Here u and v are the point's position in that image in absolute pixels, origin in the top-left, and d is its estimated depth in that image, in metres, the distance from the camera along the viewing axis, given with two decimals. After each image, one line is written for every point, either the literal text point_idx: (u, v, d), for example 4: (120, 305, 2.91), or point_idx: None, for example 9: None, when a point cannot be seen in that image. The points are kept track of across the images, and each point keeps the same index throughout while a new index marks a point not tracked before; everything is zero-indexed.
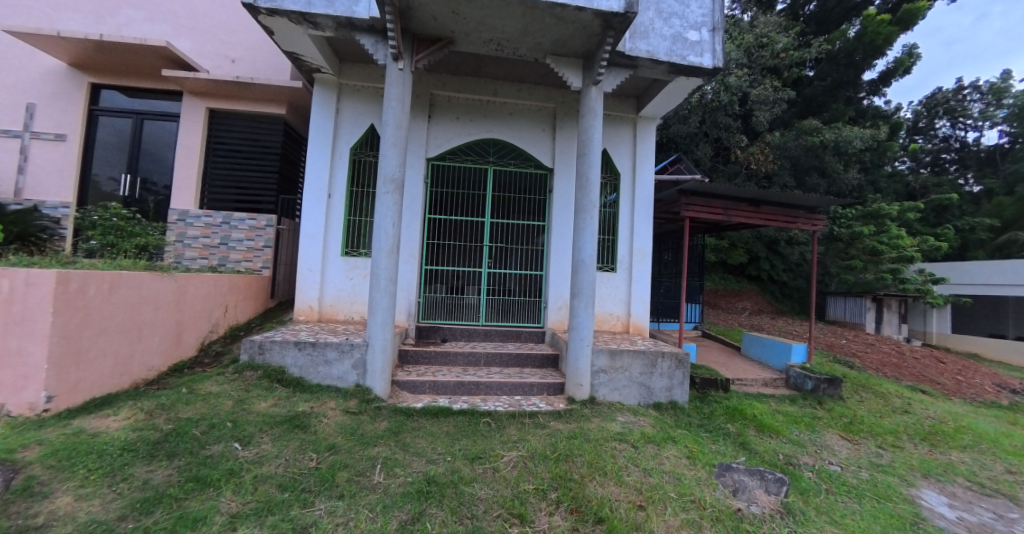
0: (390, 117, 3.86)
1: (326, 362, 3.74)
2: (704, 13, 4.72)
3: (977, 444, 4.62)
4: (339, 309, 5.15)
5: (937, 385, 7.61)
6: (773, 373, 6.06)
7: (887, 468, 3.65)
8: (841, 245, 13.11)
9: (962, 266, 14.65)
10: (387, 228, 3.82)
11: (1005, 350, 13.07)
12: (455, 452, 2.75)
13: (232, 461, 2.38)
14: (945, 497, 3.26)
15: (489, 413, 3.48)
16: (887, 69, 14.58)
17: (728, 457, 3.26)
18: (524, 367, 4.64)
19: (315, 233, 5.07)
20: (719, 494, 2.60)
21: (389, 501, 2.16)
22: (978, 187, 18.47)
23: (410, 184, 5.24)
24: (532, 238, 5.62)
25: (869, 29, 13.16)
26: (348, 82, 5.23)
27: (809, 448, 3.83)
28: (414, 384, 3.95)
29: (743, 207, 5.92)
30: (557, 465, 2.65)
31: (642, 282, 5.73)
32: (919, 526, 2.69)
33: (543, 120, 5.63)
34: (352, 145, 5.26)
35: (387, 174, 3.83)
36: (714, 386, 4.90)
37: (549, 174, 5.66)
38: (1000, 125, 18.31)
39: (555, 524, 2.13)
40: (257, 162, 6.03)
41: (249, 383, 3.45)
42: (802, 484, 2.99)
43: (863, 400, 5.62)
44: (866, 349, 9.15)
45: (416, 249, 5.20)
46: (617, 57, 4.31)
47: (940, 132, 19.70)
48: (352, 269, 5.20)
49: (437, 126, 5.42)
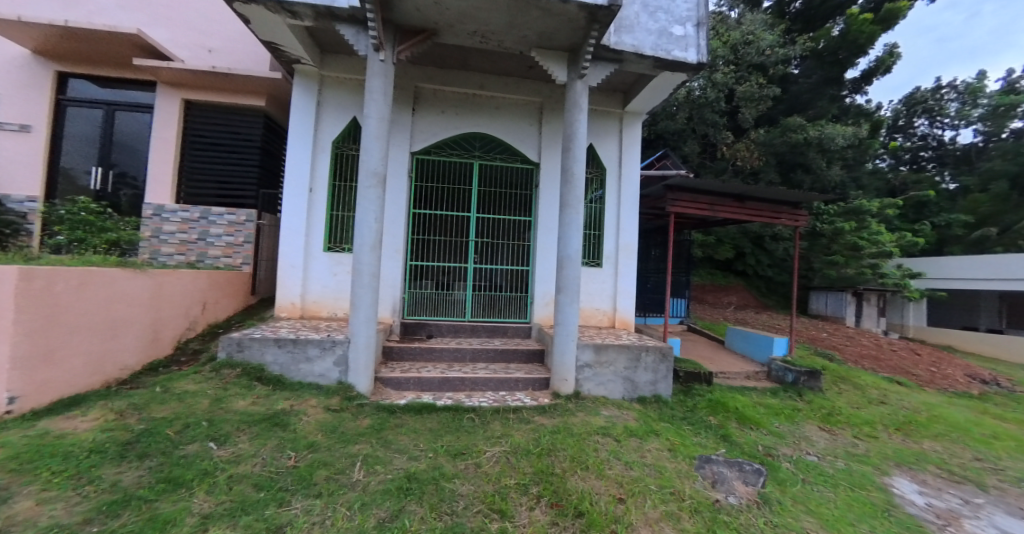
0: (372, 110, 3.79)
1: (308, 359, 3.68)
2: (690, 8, 4.73)
3: (949, 433, 4.78)
4: (323, 306, 5.07)
5: (912, 377, 7.85)
6: (756, 366, 6.17)
7: (863, 457, 3.75)
8: (824, 241, 13.16)
9: (938, 262, 15.15)
10: (370, 222, 3.75)
11: (978, 342, 13.50)
12: (438, 449, 2.73)
13: (207, 461, 2.32)
14: (916, 485, 3.35)
15: (473, 409, 3.48)
16: (868, 68, 14.84)
17: (709, 449, 3.31)
18: (510, 362, 4.64)
19: (297, 228, 4.97)
20: (699, 486, 2.63)
21: (368, 499, 2.12)
22: (954, 185, 18.92)
23: (394, 178, 5.16)
24: (519, 233, 5.59)
25: (853, 28, 13.23)
26: (331, 73, 5.11)
27: (789, 439, 3.91)
28: (398, 381, 3.91)
29: (729, 203, 5.97)
30: (540, 460, 2.66)
31: (630, 277, 5.75)
32: (891, 513, 2.77)
33: (529, 114, 5.61)
34: (336, 139, 5.16)
35: (369, 167, 3.75)
36: (698, 379, 4.95)
37: (536, 168, 5.64)
38: (974, 123, 18.66)
39: (535, 518, 2.12)
40: (238, 155, 5.88)
41: (228, 382, 3.37)
42: (780, 475, 3.05)
43: (841, 392, 5.76)
44: (847, 342, 9.40)
45: (401, 245, 5.15)
46: (603, 51, 4.28)
47: (918, 130, 20.27)
48: (337, 265, 5.11)
49: (421, 120, 5.33)
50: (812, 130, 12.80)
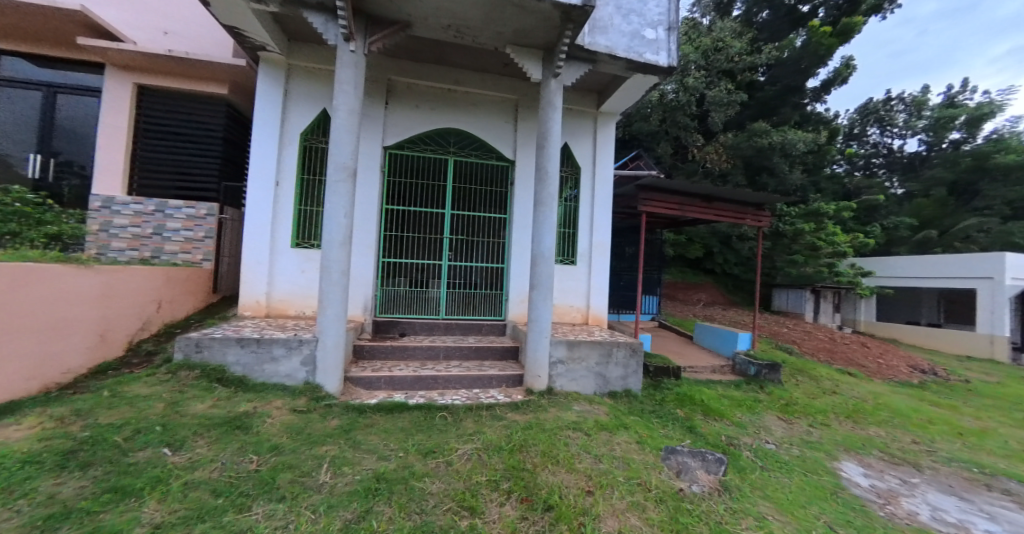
0: (342, 102, 3.67)
1: (273, 359, 3.54)
2: (661, 12, 4.84)
3: (892, 419, 5.16)
4: (290, 304, 4.90)
5: (861, 368, 8.42)
6: (721, 360, 6.45)
7: (816, 444, 3.99)
8: (786, 241, 13.67)
9: (887, 261, 16.32)
10: (339, 218, 3.64)
11: (919, 335, 14.60)
12: (409, 448, 2.70)
13: (160, 468, 2.19)
14: (861, 468, 3.60)
15: (446, 407, 3.45)
16: (827, 78, 15.70)
17: (675, 440, 3.42)
18: (484, 360, 4.63)
19: (263, 223, 4.76)
20: (664, 476, 2.72)
21: (335, 501, 2.06)
22: (901, 190, 20.31)
23: (366, 173, 5.03)
24: (494, 230, 5.58)
25: (813, 40, 13.98)
26: (299, 63, 4.92)
27: (750, 429, 4.10)
28: (369, 380, 3.83)
29: (697, 204, 6.17)
30: (512, 456, 2.68)
31: (603, 275, 5.86)
32: (839, 495, 2.96)
33: (505, 111, 5.60)
34: (304, 131, 4.98)
35: (338, 161, 3.64)
36: (667, 373, 5.12)
37: (511, 166, 5.64)
38: (920, 134, 20.23)
39: (505, 514, 2.13)
40: (197, 145, 5.57)
41: (185, 384, 3.20)
42: (740, 463, 3.20)
43: (798, 383, 6.10)
44: (805, 336, 9.96)
45: (372, 241, 5.03)
46: (577, 51, 4.32)
47: (871, 138, 21.58)
48: (306, 262, 4.94)
49: (395, 113, 5.22)
50: (775, 135, 13.44)
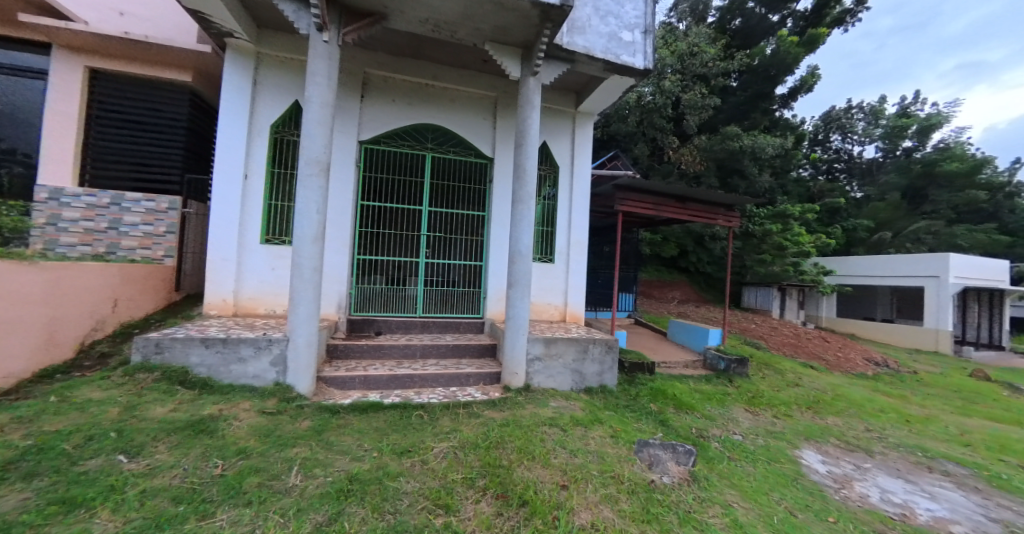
0: (314, 94, 3.56)
1: (240, 359, 3.41)
2: (638, 15, 4.93)
3: (848, 408, 5.48)
4: (260, 302, 4.72)
5: (822, 361, 8.90)
6: (693, 355, 6.66)
7: (779, 434, 4.18)
8: (755, 241, 14.10)
9: (847, 261, 17.10)
10: (311, 213, 3.53)
11: (874, 330, 15.53)
12: (383, 448, 2.66)
13: (114, 476, 2.07)
14: (820, 455, 3.80)
15: (422, 406, 3.42)
16: (794, 86, 16.40)
17: (648, 433, 3.52)
18: (462, 358, 4.61)
19: (229, 218, 4.56)
20: (636, 469, 2.79)
21: (305, 504, 2.01)
22: (860, 194, 21.49)
23: (340, 168, 4.91)
24: (472, 228, 5.56)
25: (781, 49, 14.61)
26: (268, 52, 4.73)
27: (718, 421, 4.26)
28: (343, 380, 3.74)
29: (672, 204, 6.33)
30: (488, 453, 2.68)
31: (580, 272, 5.93)
32: (799, 481, 3.13)
33: (484, 108, 5.57)
34: (274, 123, 4.79)
35: (310, 155, 3.53)
36: (641, 369, 5.25)
37: (490, 163, 5.62)
38: (877, 141, 21.44)
39: (480, 510, 2.13)
40: (158, 135, 5.29)
41: (143, 387, 3.04)
42: (708, 453, 3.32)
43: (764, 376, 6.38)
44: (771, 332, 10.42)
45: (347, 238, 4.92)
46: (555, 50, 4.34)
47: (833, 144, 22.63)
48: (276, 259, 4.77)
49: (370, 107, 5.10)
50: (746, 139, 13.90)
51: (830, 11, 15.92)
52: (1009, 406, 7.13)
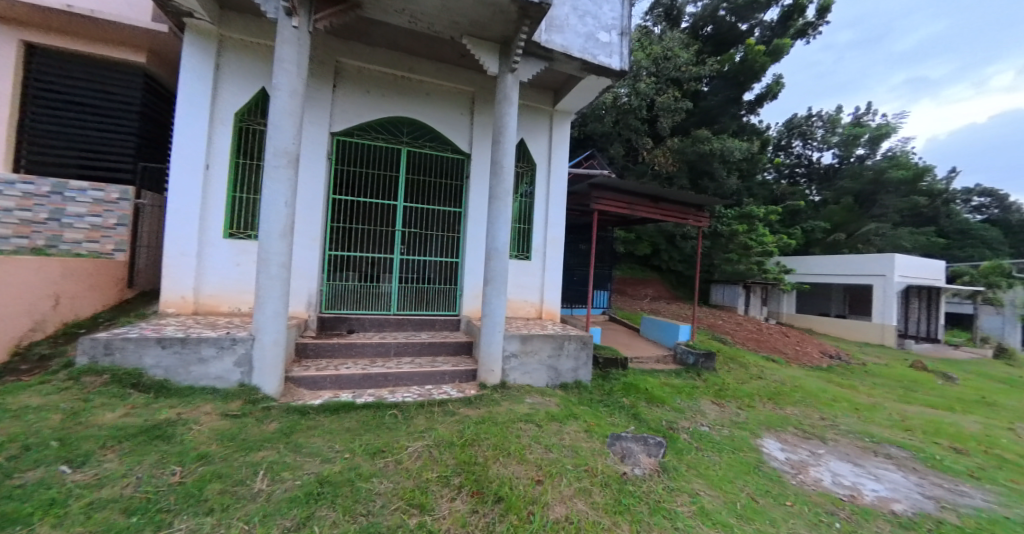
0: (282, 82, 3.40)
1: (201, 360, 3.23)
2: (615, 17, 5.01)
3: (804, 399, 5.82)
4: (223, 299, 4.49)
5: (782, 354, 9.41)
6: (664, 350, 6.88)
7: (743, 424, 4.39)
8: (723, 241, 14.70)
9: (806, 260, 18.03)
10: (278, 207, 3.38)
11: (829, 325, 16.55)
12: (355, 448, 2.60)
13: (56, 488, 1.92)
14: (780, 443, 4.03)
15: (396, 405, 3.36)
16: (761, 93, 17.14)
17: (620, 427, 3.60)
18: (437, 355, 4.56)
19: (189, 210, 4.31)
20: (610, 462, 2.86)
21: (272, 509, 1.93)
22: (818, 197, 22.76)
23: (310, 160, 4.73)
24: (448, 224, 5.49)
25: (750, 58, 15.12)
26: (233, 35, 4.48)
27: (687, 413, 4.42)
28: (313, 380, 3.61)
29: (646, 203, 6.48)
30: (464, 451, 2.67)
31: (556, 270, 5.99)
32: (760, 468, 3.30)
33: (461, 103, 5.50)
34: (239, 111, 4.55)
35: (278, 146, 3.37)
36: (615, 364, 5.37)
37: (467, 159, 5.57)
38: (833, 149, 22.63)
39: (455, 508, 2.12)
40: (107, 120, 4.91)
41: (90, 392, 2.83)
42: (677, 445, 3.44)
43: (730, 370, 6.67)
44: (737, 328, 10.90)
45: (317, 233, 4.76)
46: (534, 47, 4.34)
47: (795, 150, 23.89)
48: (241, 254, 4.55)
49: (343, 98, 4.93)
50: (716, 142, 14.43)
51: (795, 23, 16.67)
52: (943, 393, 7.79)
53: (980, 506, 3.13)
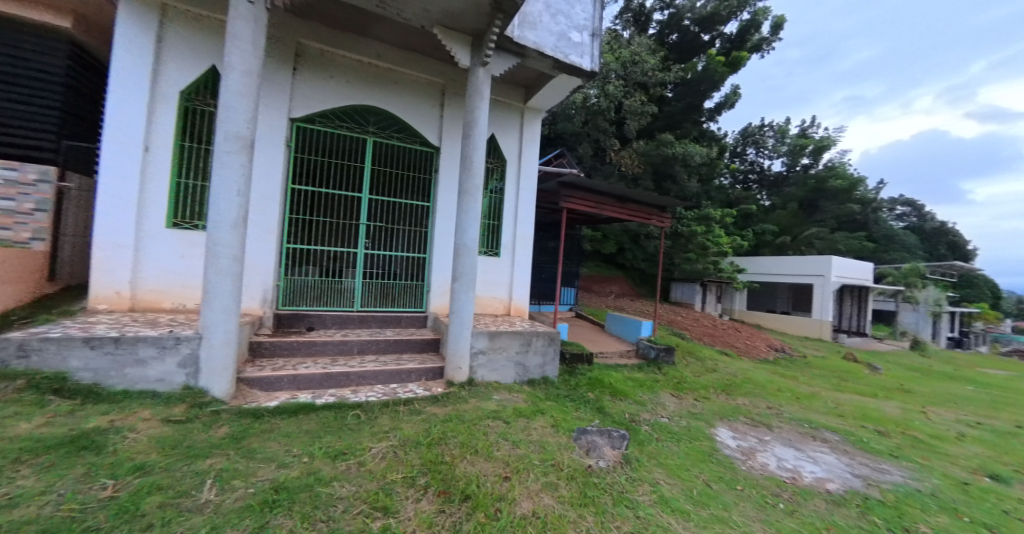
0: (235, 60, 3.15)
1: (138, 362, 2.95)
2: (587, 17, 5.06)
3: (753, 389, 6.23)
4: (165, 295, 4.13)
5: (734, 348, 10.03)
6: (627, 346, 7.12)
7: (699, 415, 4.63)
8: (683, 241, 15.39)
9: (756, 261, 19.33)
10: (230, 195, 3.13)
11: (775, 321, 17.81)
12: (315, 452, 2.48)
13: None
14: (732, 432, 4.28)
15: (359, 405, 3.25)
16: (720, 102, 18.05)
17: (586, 421, 3.68)
18: (403, 353, 4.45)
19: (125, 197, 3.92)
20: (575, 456, 2.91)
21: (221, 520, 1.80)
22: (768, 202, 24.36)
23: (267, 147, 4.44)
24: (416, 218, 5.36)
25: (711, 68, 15.87)
26: (178, 6, 4.10)
27: (648, 406, 4.59)
28: (268, 380, 3.41)
29: (612, 203, 6.64)
30: (430, 450, 2.62)
31: (525, 267, 6.01)
32: (714, 455, 3.49)
33: (431, 95, 5.36)
34: (185, 90, 4.18)
35: (229, 129, 3.12)
36: (581, 359, 5.48)
37: (436, 153, 5.45)
38: (781, 157, 24.21)
39: (421, 509, 2.07)
40: (22, 90, 4.32)
41: (2, 400, 2.51)
42: (639, 436, 3.57)
43: (688, 364, 7.01)
44: (694, 323, 11.48)
45: (274, 225, 4.48)
46: (506, 42, 4.30)
47: (748, 157, 25.42)
48: (186, 246, 4.20)
49: (304, 83, 4.66)
50: (678, 146, 15.05)
51: (751, 38, 17.68)
52: (870, 382, 8.62)
53: (900, 482, 3.49)
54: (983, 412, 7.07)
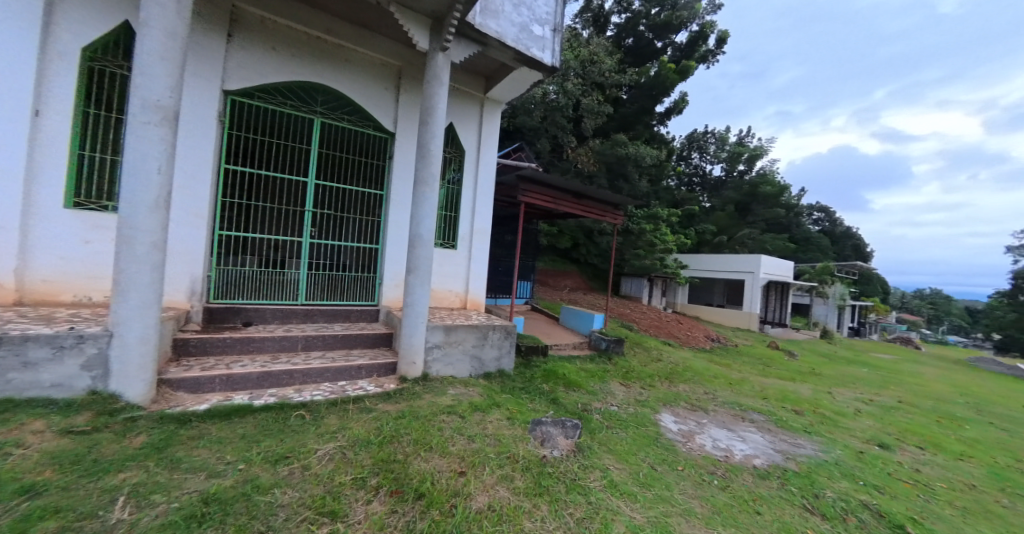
0: (155, 18, 2.76)
1: (28, 365, 2.53)
2: (549, 11, 5.05)
3: (693, 377, 6.70)
4: (64, 286, 3.58)
5: (676, 338, 10.75)
6: (580, 337, 7.34)
7: (645, 402, 4.90)
8: (633, 238, 16.12)
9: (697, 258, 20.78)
10: (149, 172, 2.75)
11: (712, 313, 19.31)
12: (253, 457, 2.28)
13: None
14: (674, 416, 4.58)
15: (304, 405, 3.04)
16: (671, 107, 19.00)
17: (540, 412, 3.74)
18: (352, 349, 4.24)
19: (9, 170, 3.32)
20: (530, 447, 2.94)
21: None
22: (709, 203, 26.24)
23: (195, 121, 3.96)
24: (368, 207, 5.09)
25: (663, 73, 16.61)
26: None
27: (599, 395, 4.77)
28: (197, 382, 3.08)
29: (569, 199, 6.76)
30: (382, 449, 2.52)
31: (482, 260, 5.96)
32: (658, 439, 3.71)
33: (386, 77, 5.08)
34: (89, 47, 3.62)
35: (147, 97, 2.74)
36: (536, 352, 5.57)
37: (390, 139, 5.20)
38: (721, 164, 26.34)
39: (372, 511, 1.98)
40: None
41: None
42: (591, 425, 3.70)
43: (635, 354, 7.38)
44: (641, 316, 12.13)
45: (204, 209, 4.02)
46: (467, 28, 4.17)
47: (693, 161, 27.19)
48: (92, 229, 3.66)
49: (241, 52, 4.21)
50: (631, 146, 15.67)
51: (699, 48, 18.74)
52: (790, 367, 9.63)
53: (812, 454, 3.94)
54: (876, 391, 8.17)
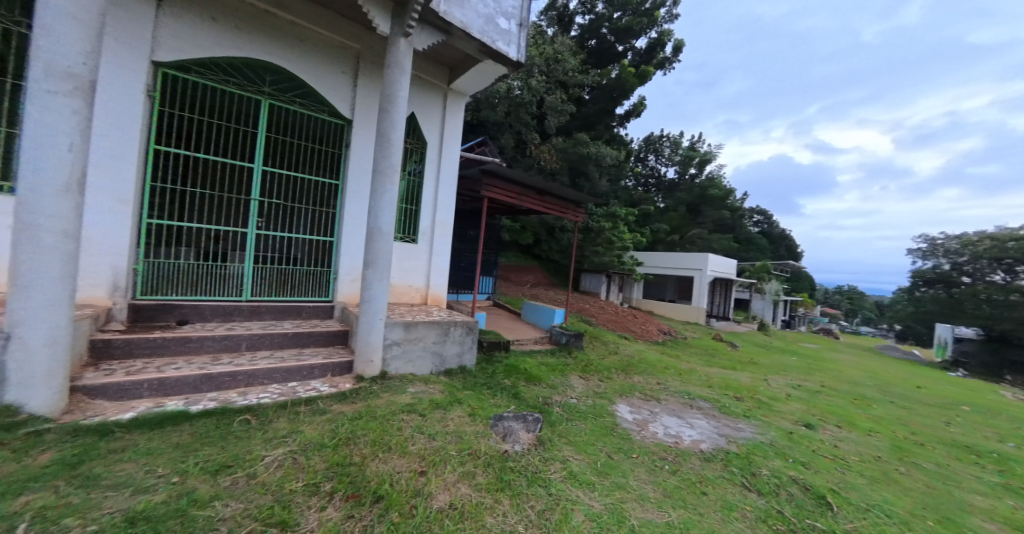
0: None
1: None
2: (515, 6, 5.00)
3: (647, 368, 7.03)
4: None
5: (632, 331, 11.24)
6: (541, 332, 7.44)
7: (603, 394, 5.06)
8: (592, 235, 16.56)
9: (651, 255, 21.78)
10: (59, 149, 2.40)
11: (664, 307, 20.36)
12: (190, 468, 2.09)
13: None
14: (630, 407, 4.76)
15: (249, 409, 2.83)
16: (630, 109, 19.65)
17: (502, 407, 3.74)
18: (304, 347, 4.00)
19: None
20: (492, 442, 2.93)
21: None
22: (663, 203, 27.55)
23: (117, 94, 3.51)
24: (321, 197, 4.82)
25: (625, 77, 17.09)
26: None
27: (560, 389, 4.86)
28: (121, 387, 2.76)
29: (532, 195, 6.79)
30: (336, 452, 2.39)
31: (444, 255, 5.84)
32: (615, 429, 3.84)
33: (342, 59, 4.79)
34: None
35: (54, 62, 2.37)
36: (498, 347, 5.57)
37: (346, 125, 4.93)
38: (675, 166, 27.42)
39: (326, 518, 1.88)
40: None
41: None
42: (551, 418, 3.75)
43: (594, 347, 7.61)
44: (599, 310, 12.54)
45: (129, 193, 3.58)
46: (430, 15, 4.03)
47: (649, 163, 28.35)
48: None
49: (175, 20, 3.78)
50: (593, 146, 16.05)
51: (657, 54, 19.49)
52: (732, 357, 10.37)
53: (752, 437, 4.27)
54: (805, 377, 9.02)
